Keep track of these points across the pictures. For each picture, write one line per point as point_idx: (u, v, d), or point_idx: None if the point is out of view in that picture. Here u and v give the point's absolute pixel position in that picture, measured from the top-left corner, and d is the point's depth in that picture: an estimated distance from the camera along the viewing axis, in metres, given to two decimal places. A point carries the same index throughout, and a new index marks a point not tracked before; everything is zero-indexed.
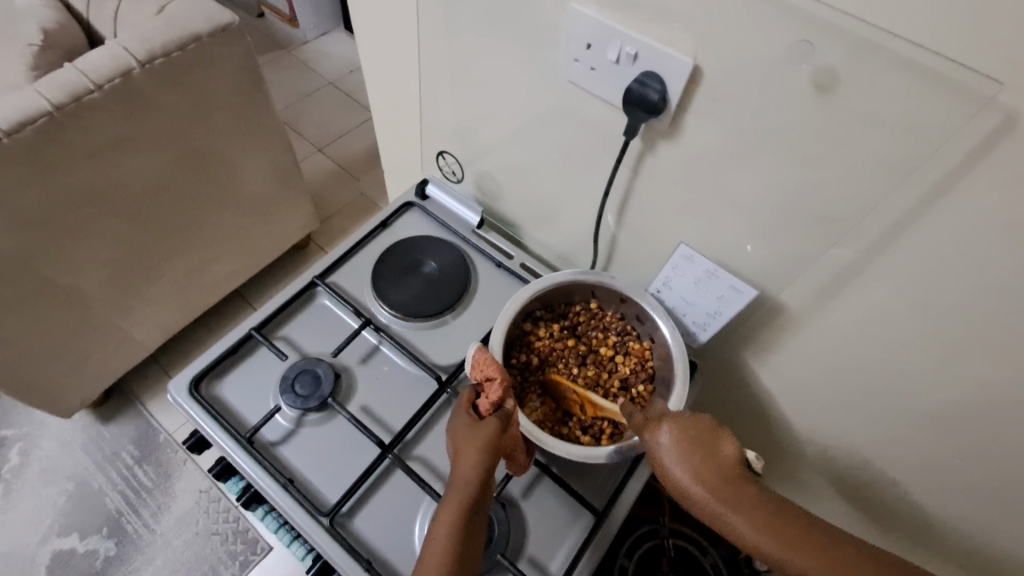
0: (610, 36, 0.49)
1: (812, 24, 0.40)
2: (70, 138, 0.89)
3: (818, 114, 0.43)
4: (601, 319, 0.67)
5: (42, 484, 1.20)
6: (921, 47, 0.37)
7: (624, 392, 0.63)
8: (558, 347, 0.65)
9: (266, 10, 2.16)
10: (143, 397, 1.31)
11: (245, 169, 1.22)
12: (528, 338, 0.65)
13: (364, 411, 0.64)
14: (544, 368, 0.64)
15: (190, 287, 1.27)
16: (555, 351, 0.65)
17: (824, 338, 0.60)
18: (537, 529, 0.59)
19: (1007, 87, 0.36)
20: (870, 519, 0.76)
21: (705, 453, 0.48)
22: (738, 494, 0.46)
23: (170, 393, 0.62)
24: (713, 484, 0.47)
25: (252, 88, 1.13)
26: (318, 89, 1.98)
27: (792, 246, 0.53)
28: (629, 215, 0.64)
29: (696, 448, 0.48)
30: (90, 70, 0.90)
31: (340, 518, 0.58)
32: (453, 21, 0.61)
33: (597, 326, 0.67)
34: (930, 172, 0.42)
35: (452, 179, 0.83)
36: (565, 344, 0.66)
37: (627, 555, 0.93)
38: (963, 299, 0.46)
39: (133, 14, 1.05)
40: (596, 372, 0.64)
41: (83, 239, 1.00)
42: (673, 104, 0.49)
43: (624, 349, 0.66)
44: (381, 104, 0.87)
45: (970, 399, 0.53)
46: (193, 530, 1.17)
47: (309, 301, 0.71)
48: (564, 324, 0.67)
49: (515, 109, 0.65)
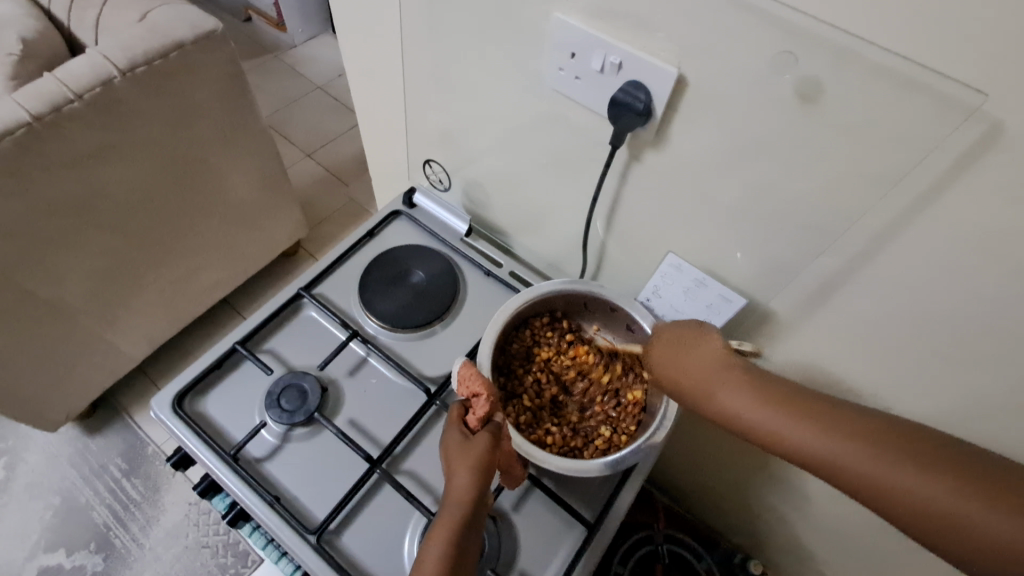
0: (595, 46, 0.49)
1: (795, 35, 0.40)
2: (50, 147, 0.88)
3: (804, 125, 0.43)
4: (564, 331, 0.67)
5: (29, 499, 1.18)
6: (902, 57, 0.37)
7: (593, 407, 0.64)
8: (524, 362, 0.65)
9: (253, 14, 2.15)
10: (130, 409, 1.30)
11: (230, 174, 1.20)
12: (501, 354, 0.64)
13: (352, 425, 0.63)
14: (517, 384, 0.63)
15: (177, 295, 1.25)
16: (537, 368, 0.65)
17: (818, 345, 0.59)
18: (528, 542, 0.59)
19: (992, 98, 0.36)
20: (864, 522, 0.75)
21: (683, 349, 0.52)
22: (710, 380, 0.48)
23: (152, 410, 0.61)
24: (688, 370, 0.51)
25: (237, 93, 1.12)
26: (306, 93, 1.96)
27: (780, 255, 0.53)
28: (617, 223, 0.64)
29: (677, 348, 0.53)
30: (70, 80, 0.89)
31: (328, 534, 0.57)
32: (437, 30, 0.61)
33: (560, 339, 0.66)
34: (915, 183, 0.42)
35: (440, 187, 0.83)
36: (532, 359, 0.65)
37: (621, 562, 0.93)
38: (954, 308, 0.46)
39: (114, 20, 1.03)
40: (562, 387, 0.65)
41: (66, 250, 0.99)
42: (658, 113, 0.49)
43: (588, 365, 0.66)
44: (366, 112, 0.86)
45: (960, 406, 0.53)
46: (183, 544, 1.15)
47: (295, 312, 0.70)
48: (532, 336, 0.66)
49: (501, 117, 0.64)
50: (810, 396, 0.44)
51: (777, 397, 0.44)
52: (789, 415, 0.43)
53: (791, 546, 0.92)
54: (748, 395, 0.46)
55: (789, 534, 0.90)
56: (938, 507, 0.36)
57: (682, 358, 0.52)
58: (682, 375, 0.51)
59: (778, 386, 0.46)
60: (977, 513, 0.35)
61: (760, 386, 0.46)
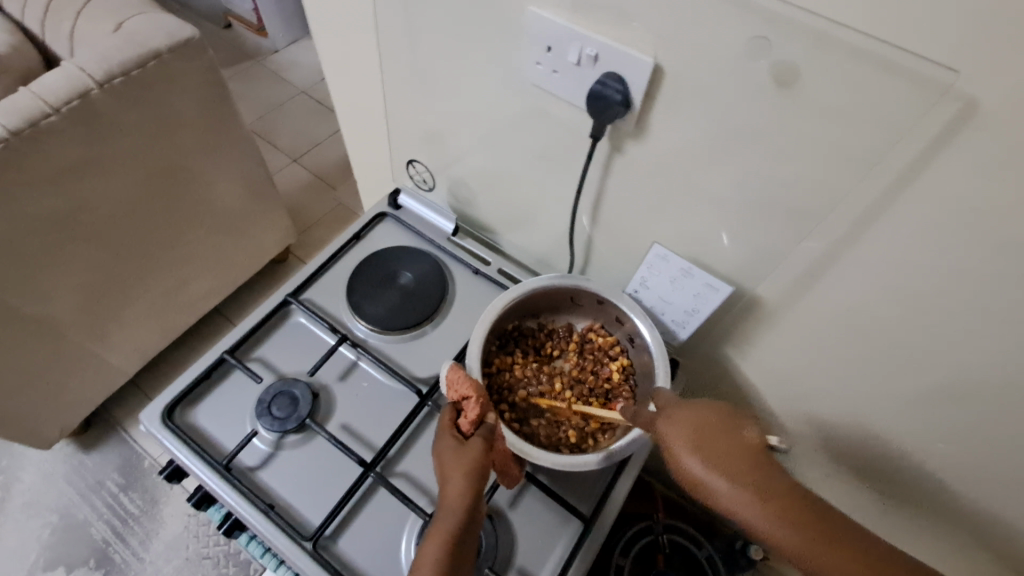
0: (570, 38, 0.48)
1: (767, 20, 0.40)
2: (29, 162, 0.86)
3: (780, 109, 0.43)
4: (602, 348, 0.66)
5: (25, 518, 1.17)
6: (871, 36, 0.37)
7: (581, 425, 0.61)
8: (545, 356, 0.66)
9: (232, 20, 2.15)
10: (125, 423, 1.29)
11: (215, 181, 1.19)
12: (522, 336, 0.66)
13: (345, 429, 0.63)
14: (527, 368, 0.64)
15: (166, 306, 1.25)
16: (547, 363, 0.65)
17: (808, 329, 0.59)
18: (526, 539, 0.58)
19: (964, 75, 0.36)
20: (861, 500, 0.76)
21: (717, 443, 0.45)
22: (746, 483, 0.43)
23: (142, 423, 0.61)
24: (727, 468, 0.44)
25: (219, 101, 1.11)
26: (290, 97, 1.95)
27: (763, 241, 0.53)
28: (602, 216, 0.64)
29: (709, 440, 0.45)
30: (47, 93, 0.88)
31: (323, 541, 0.56)
32: (412, 28, 0.60)
33: (595, 355, 0.66)
34: (893, 163, 0.42)
35: (424, 187, 0.82)
36: (558, 359, 0.66)
37: (622, 553, 0.94)
38: (934, 287, 0.46)
39: (89, 31, 1.02)
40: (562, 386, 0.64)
41: (51, 266, 0.98)
42: (636, 104, 0.49)
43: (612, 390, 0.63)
44: (347, 115, 0.85)
45: (948, 382, 0.53)
46: (183, 556, 1.15)
47: (283, 319, 0.70)
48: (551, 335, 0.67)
49: (481, 115, 0.64)
50: (827, 515, 0.42)
51: (786, 501, 0.42)
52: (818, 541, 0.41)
53: None
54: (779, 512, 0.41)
55: None
56: None
57: (716, 451, 0.45)
58: (713, 444, 0.45)
59: (806, 506, 0.42)
60: None
61: (779, 501, 0.42)
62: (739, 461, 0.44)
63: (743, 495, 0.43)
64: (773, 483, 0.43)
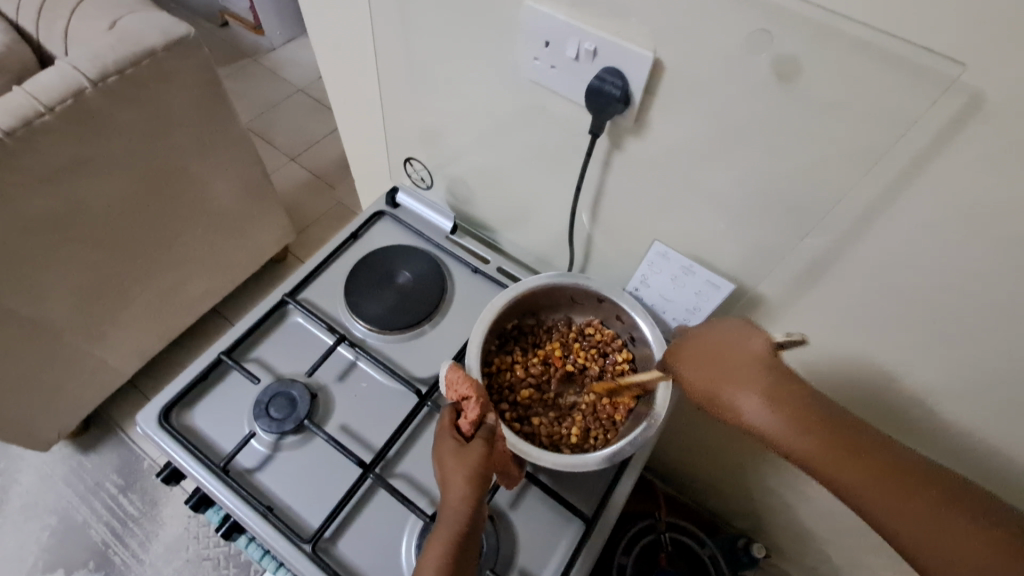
0: (568, 33, 0.48)
1: (769, 14, 0.39)
2: (23, 162, 0.86)
3: (783, 104, 0.42)
4: (604, 344, 0.65)
5: (24, 520, 1.17)
6: (876, 29, 0.36)
7: (583, 424, 0.61)
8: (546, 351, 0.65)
9: (229, 18, 2.14)
10: (123, 424, 1.28)
11: (211, 180, 1.18)
12: (522, 333, 0.66)
13: (343, 430, 0.62)
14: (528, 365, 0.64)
15: (164, 307, 1.24)
16: (548, 359, 0.65)
17: (810, 326, 0.59)
18: (527, 540, 0.58)
19: (970, 69, 0.36)
20: None
21: (726, 354, 0.48)
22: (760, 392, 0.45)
23: (139, 425, 0.60)
24: (736, 378, 0.46)
25: (214, 99, 1.10)
26: (287, 96, 1.94)
27: (764, 238, 0.52)
28: (602, 213, 0.63)
29: (720, 354, 0.48)
30: (40, 92, 0.87)
31: (323, 543, 0.56)
32: (407, 25, 0.59)
33: (596, 351, 0.65)
34: (896, 159, 0.41)
35: (423, 185, 0.81)
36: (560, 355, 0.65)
37: (624, 552, 0.93)
38: (938, 283, 0.46)
39: (83, 29, 1.01)
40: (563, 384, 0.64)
41: (46, 267, 0.97)
42: (636, 99, 0.48)
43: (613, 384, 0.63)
44: (344, 112, 0.84)
45: (952, 379, 0.53)
46: (183, 557, 1.15)
47: (280, 320, 0.69)
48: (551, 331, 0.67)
49: (478, 111, 0.63)
50: (841, 421, 0.43)
51: (795, 404, 0.44)
52: (823, 442, 0.42)
53: (793, 527, 0.92)
54: (785, 413, 0.44)
55: (788, 516, 0.90)
56: (934, 537, 0.38)
57: (722, 363, 0.47)
58: (723, 361, 0.47)
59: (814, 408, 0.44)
60: (948, 532, 0.38)
61: (791, 405, 0.44)
62: (752, 367, 0.46)
63: (753, 397, 0.45)
64: (786, 390, 0.44)
